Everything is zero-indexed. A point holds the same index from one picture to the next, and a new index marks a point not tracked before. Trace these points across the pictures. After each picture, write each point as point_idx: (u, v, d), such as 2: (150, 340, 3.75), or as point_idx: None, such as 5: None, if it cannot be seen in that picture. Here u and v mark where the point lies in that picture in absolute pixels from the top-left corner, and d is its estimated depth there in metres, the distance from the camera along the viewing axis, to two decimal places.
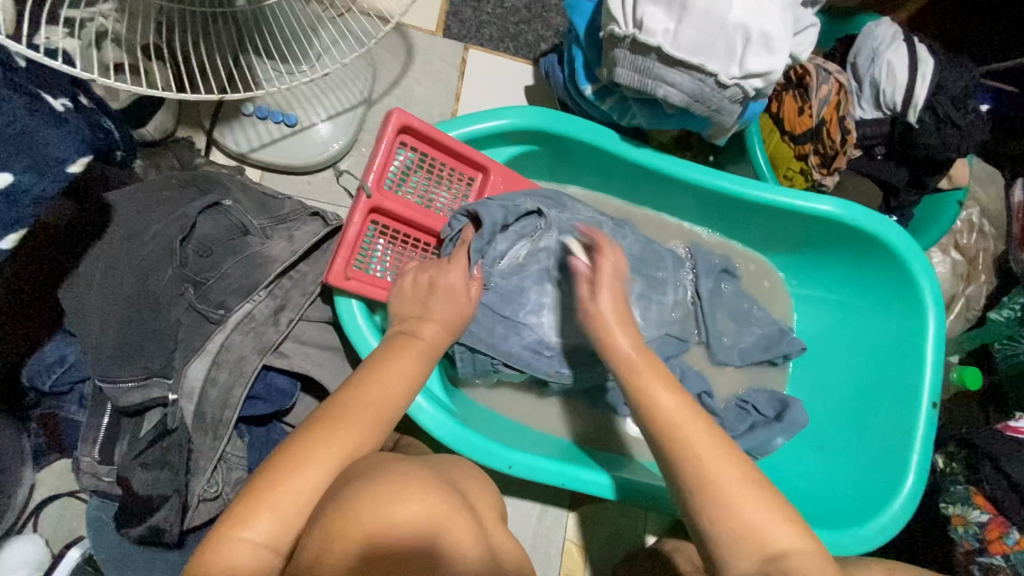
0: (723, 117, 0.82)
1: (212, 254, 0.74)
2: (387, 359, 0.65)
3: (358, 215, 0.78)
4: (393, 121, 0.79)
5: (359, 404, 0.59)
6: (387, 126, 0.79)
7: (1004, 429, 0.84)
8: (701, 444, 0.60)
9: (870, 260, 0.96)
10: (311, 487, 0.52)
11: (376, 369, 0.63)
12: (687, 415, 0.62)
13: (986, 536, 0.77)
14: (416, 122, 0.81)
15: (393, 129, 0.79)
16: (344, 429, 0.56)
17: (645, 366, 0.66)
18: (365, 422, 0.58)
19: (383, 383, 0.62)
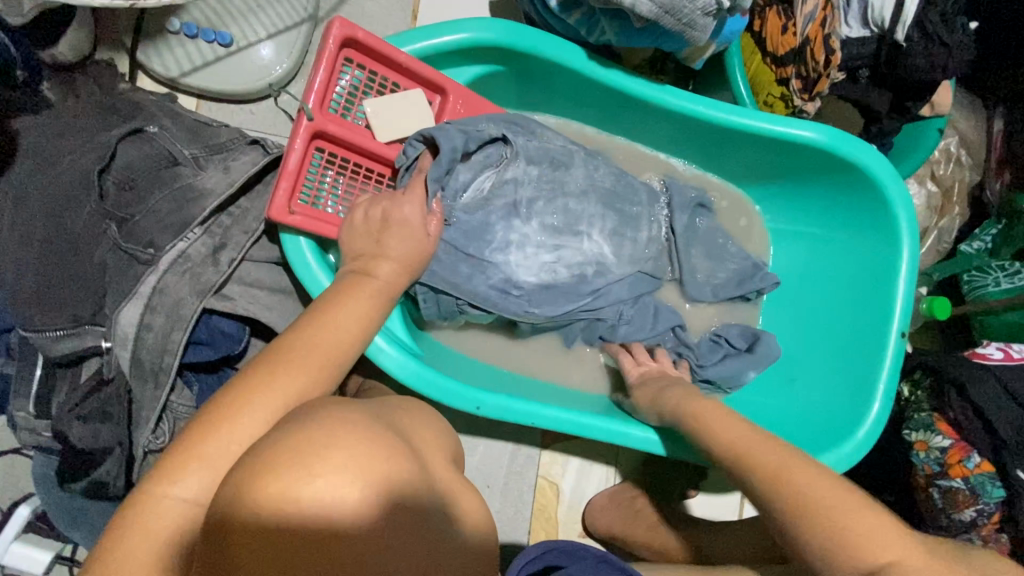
0: (695, 34, 0.75)
1: (135, 186, 0.67)
2: (337, 299, 0.60)
3: (300, 141, 0.71)
4: (335, 32, 0.72)
5: (306, 347, 0.55)
6: (327, 37, 0.72)
7: (971, 356, 0.85)
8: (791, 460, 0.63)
9: (846, 190, 0.93)
10: (242, 437, 0.49)
11: (323, 310, 0.59)
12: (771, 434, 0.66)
13: (946, 460, 0.79)
14: (361, 34, 0.73)
15: (333, 42, 0.72)
16: (287, 373, 0.53)
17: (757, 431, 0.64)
18: (311, 364, 0.54)
19: (333, 325, 0.58)
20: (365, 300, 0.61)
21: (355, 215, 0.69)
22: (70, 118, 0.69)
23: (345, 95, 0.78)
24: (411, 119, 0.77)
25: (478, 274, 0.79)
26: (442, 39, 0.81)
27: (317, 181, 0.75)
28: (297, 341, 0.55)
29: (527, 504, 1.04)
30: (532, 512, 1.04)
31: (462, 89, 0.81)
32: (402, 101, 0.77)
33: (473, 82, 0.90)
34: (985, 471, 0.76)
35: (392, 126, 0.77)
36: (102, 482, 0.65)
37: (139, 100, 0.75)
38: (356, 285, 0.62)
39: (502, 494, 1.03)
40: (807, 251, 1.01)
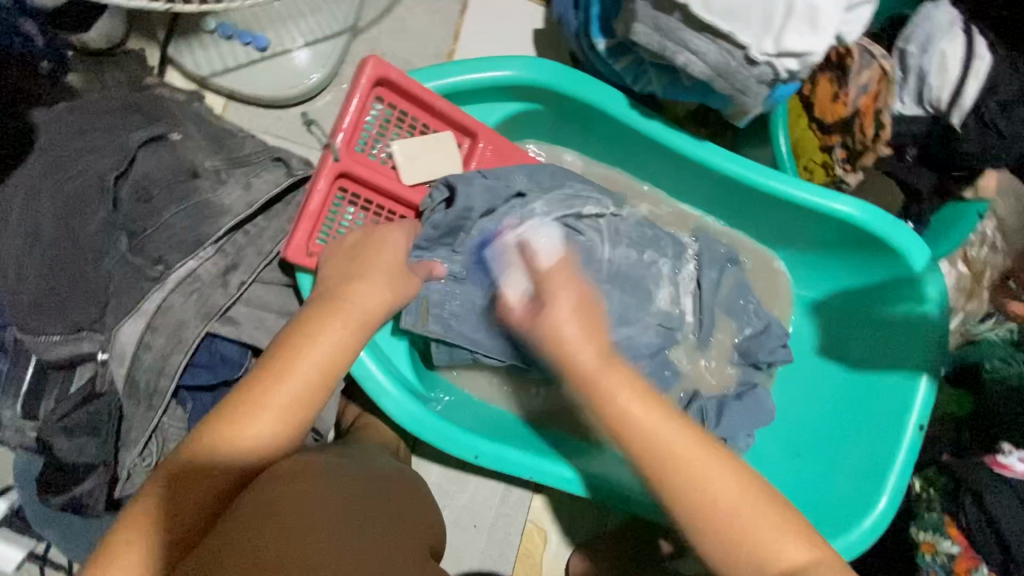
0: (746, 99, 0.72)
1: (149, 198, 0.65)
2: (315, 333, 0.59)
3: (323, 181, 0.70)
4: (368, 72, 0.71)
5: (277, 394, 0.56)
6: (361, 76, 0.71)
7: (991, 465, 0.80)
8: (674, 447, 0.57)
9: (878, 267, 0.90)
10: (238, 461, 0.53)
11: (298, 346, 0.58)
12: (692, 448, 0.58)
13: (953, 567, 0.77)
14: (396, 76, 0.73)
15: (367, 80, 0.71)
16: (253, 424, 0.54)
17: (685, 438, 0.58)
18: (282, 411, 0.55)
19: (306, 363, 0.57)
20: (343, 334, 0.60)
21: (358, 245, 0.68)
22: (93, 115, 0.66)
23: (373, 131, 0.76)
24: (439, 165, 0.77)
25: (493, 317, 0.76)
26: (480, 75, 0.79)
27: (337, 218, 0.74)
28: (273, 384, 0.55)
29: (512, 547, 1.01)
30: (516, 557, 1.01)
31: (493, 134, 0.80)
32: (432, 143, 0.77)
33: (509, 118, 0.88)
34: None
35: (420, 169, 0.77)
36: (82, 501, 0.63)
37: (166, 101, 0.72)
38: (337, 313, 0.61)
39: (488, 535, 1.00)
40: (831, 324, 0.97)
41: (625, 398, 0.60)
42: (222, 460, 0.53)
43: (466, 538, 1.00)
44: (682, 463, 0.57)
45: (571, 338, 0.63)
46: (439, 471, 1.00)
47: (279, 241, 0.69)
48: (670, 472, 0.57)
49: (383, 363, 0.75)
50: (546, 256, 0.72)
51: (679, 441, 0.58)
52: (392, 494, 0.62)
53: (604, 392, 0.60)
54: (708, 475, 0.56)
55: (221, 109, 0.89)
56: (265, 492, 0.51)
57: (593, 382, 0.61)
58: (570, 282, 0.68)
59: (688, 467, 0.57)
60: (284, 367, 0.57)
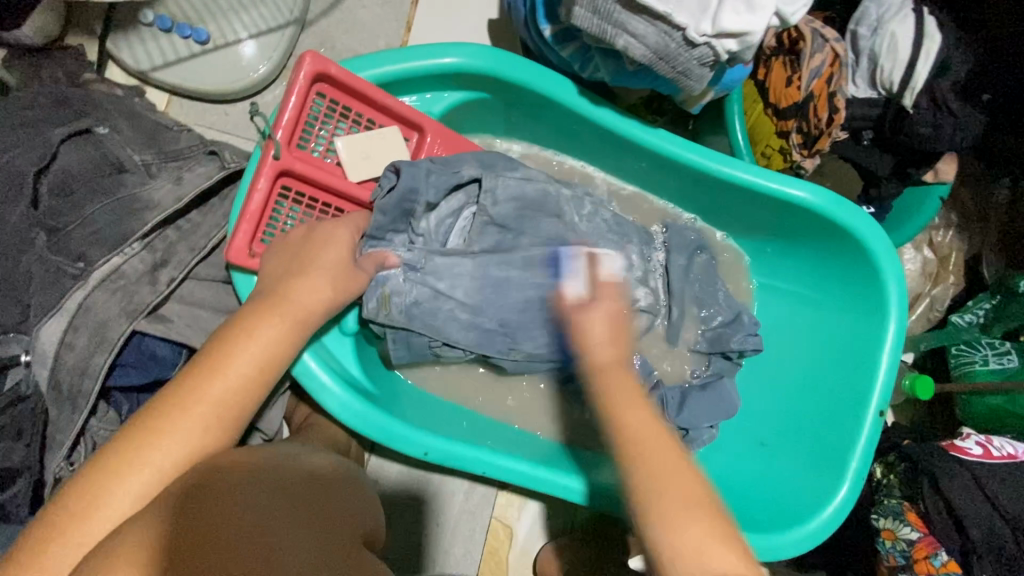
0: (691, 82, 0.71)
1: (71, 194, 0.63)
2: (247, 331, 0.58)
3: (263, 180, 0.67)
4: (305, 67, 0.69)
5: (217, 387, 0.55)
6: (297, 72, 0.69)
7: (949, 449, 0.79)
8: (659, 465, 0.57)
9: (835, 253, 0.90)
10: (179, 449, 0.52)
11: (229, 347, 0.57)
12: (653, 430, 0.59)
13: (912, 554, 0.76)
14: (333, 71, 0.70)
15: (305, 77, 0.69)
16: (191, 414, 0.53)
17: (663, 448, 0.58)
18: (214, 408, 0.54)
19: (239, 362, 0.56)
20: (277, 335, 0.59)
21: (297, 241, 0.66)
22: (13, 109, 0.64)
23: (314, 128, 0.74)
24: (383, 159, 0.75)
25: (442, 310, 0.75)
26: (423, 64, 0.78)
27: (280, 222, 0.71)
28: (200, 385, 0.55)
29: (477, 545, 0.99)
30: (481, 555, 0.99)
31: (440, 126, 0.78)
32: (380, 137, 0.74)
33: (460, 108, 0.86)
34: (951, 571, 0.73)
35: (365, 165, 0.74)
36: (5, 507, 0.60)
37: (96, 95, 0.70)
38: (279, 310, 0.60)
39: (452, 533, 0.99)
40: (791, 310, 0.96)
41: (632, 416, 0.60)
42: (163, 448, 0.52)
43: (431, 537, 0.98)
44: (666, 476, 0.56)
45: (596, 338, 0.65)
46: (401, 471, 0.98)
47: (214, 237, 0.67)
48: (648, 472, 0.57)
49: (325, 361, 0.74)
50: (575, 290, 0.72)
51: (646, 426, 0.59)
52: (338, 482, 0.61)
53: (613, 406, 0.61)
54: (671, 482, 0.56)
55: (164, 104, 0.87)
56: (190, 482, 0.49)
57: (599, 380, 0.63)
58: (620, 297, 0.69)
59: (675, 477, 0.56)
60: (209, 372, 0.55)
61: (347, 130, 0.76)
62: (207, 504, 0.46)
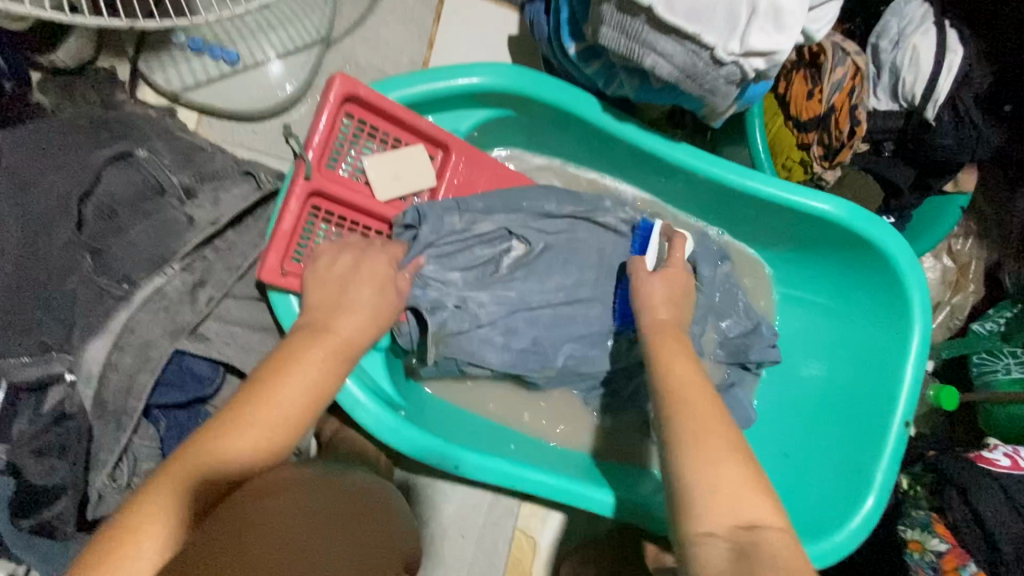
0: (716, 99, 0.72)
1: (115, 215, 0.64)
2: (287, 362, 0.57)
3: (295, 201, 0.69)
4: (335, 89, 0.70)
5: (282, 397, 0.56)
6: (328, 94, 0.70)
7: (977, 460, 0.79)
8: (702, 409, 0.60)
9: (858, 264, 0.90)
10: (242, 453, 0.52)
11: (269, 380, 0.56)
12: (695, 379, 0.63)
13: (941, 565, 0.75)
14: (362, 92, 0.72)
15: (337, 98, 0.70)
16: (257, 418, 0.54)
17: (703, 405, 0.61)
18: (280, 418, 0.55)
19: (282, 396, 0.56)
20: (319, 365, 0.58)
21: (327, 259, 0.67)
22: (56, 133, 0.65)
23: (343, 146, 0.75)
24: (413, 178, 0.76)
25: (473, 326, 0.76)
26: (451, 84, 0.79)
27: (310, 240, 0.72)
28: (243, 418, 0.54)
29: (502, 557, 1.00)
30: (505, 566, 1.00)
31: (465, 144, 0.79)
32: (406, 156, 0.76)
33: (483, 125, 0.87)
34: None
35: (391, 185, 0.75)
36: (51, 524, 0.61)
37: (135, 117, 0.72)
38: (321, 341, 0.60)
39: (476, 544, 0.99)
40: (812, 323, 0.97)
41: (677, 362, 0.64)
42: (232, 447, 0.52)
43: (456, 548, 0.99)
44: (703, 421, 0.60)
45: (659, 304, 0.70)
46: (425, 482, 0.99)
47: (250, 256, 0.68)
48: (682, 414, 0.60)
49: (357, 376, 0.75)
50: (534, 241, 0.75)
51: (687, 379, 0.63)
52: (376, 507, 0.59)
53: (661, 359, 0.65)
54: (718, 425, 0.59)
55: (194, 123, 0.89)
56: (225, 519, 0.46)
57: (656, 350, 0.66)
58: (682, 275, 0.72)
59: (710, 420, 0.60)
60: (257, 398, 0.55)
61: (375, 149, 0.77)
62: (247, 517, 0.46)
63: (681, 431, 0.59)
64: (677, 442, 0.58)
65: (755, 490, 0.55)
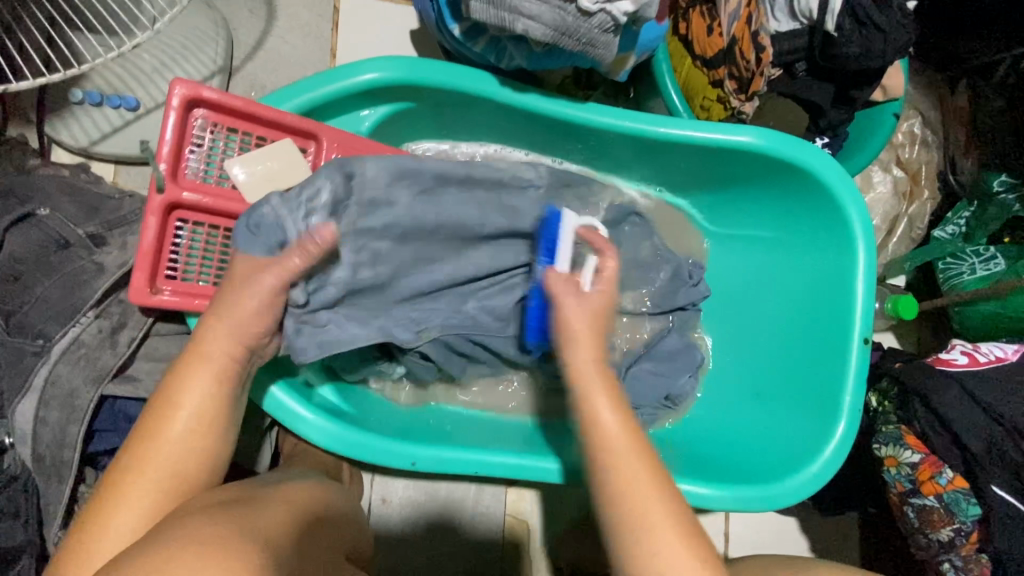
0: (599, 52, 0.71)
1: (20, 277, 0.65)
2: (187, 371, 0.59)
3: (153, 217, 0.68)
4: (177, 97, 0.70)
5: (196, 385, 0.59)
6: (170, 98, 0.69)
7: (936, 364, 0.77)
8: (631, 468, 0.59)
9: (793, 191, 0.88)
10: (180, 440, 0.57)
11: (181, 385, 0.59)
12: (628, 442, 0.60)
13: (918, 477, 0.74)
14: (207, 94, 0.71)
15: (179, 104, 0.70)
16: (181, 408, 0.58)
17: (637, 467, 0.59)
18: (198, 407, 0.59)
19: (184, 404, 0.58)
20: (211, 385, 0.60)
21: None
22: None
23: (205, 157, 0.74)
24: (281, 174, 0.74)
25: (407, 322, 0.76)
26: (339, 87, 0.78)
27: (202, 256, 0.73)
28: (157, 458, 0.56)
29: (497, 546, 1.00)
30: (502, 554, 1.00)
31: (332, 127, 0.77)
32: (271, 152, 0.74)
33: (386, 122, 0.87)
34: (958, 487, 0.72)
35: (262, 185, 0.74)
36: None
37: (37, 178, 0.73)
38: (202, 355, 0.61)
39: (469, 538, 1.00)
40: (762, 259, 0.96)
41: (603, 405, 0.62)
42: (168, 435, 0.57)
43: (447, 547, 0.99)
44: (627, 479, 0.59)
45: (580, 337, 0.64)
46: (405, 486, 0.99)
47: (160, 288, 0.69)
48: (617, 484, 0.59)
49: (293, 391, 0.75)
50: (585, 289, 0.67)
51: (616, 426, 0.61)
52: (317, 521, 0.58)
53: (584, 403, 0.62)
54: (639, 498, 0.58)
55: (111, 176, 0.90)
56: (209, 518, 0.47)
57: (578, 385, 0.63)
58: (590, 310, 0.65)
59: (634, 480, 0.59)
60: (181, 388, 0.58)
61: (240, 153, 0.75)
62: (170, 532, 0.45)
63: (618, 495, 0.58)
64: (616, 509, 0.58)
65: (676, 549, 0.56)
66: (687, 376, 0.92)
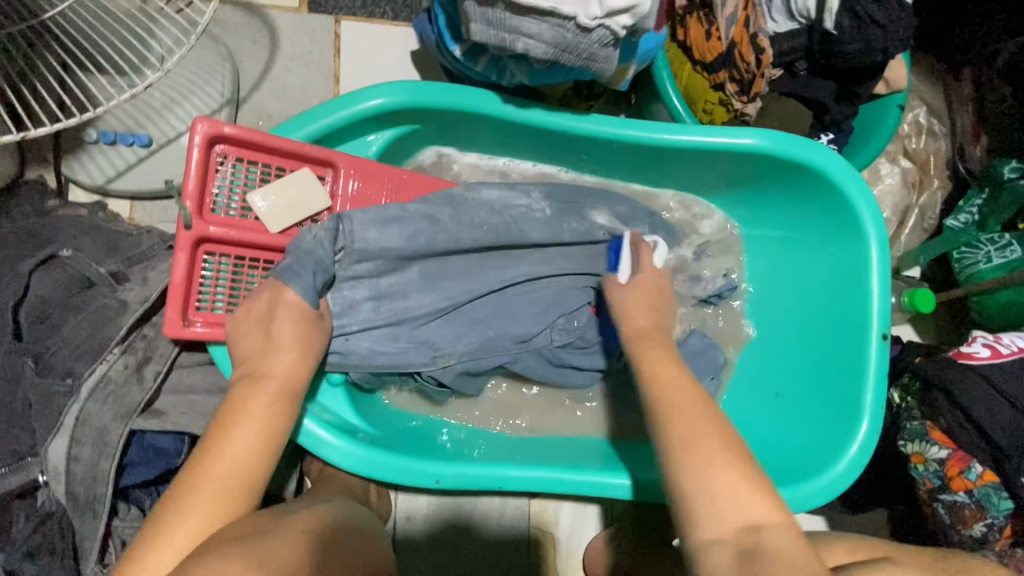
0: (599, 65, 0.72)
1: (47, 317, 0.67)
2: (240, 407, 0.62)
3: (182, 252, 0.70)
4: (199, 131, 0.71)
5: (251, 414, 0.61)
6: (192, 136, 0.71)
7: (957, 358, 0.76)
8: (688, 424, 0.62)
9: (802, 189, 0.88)
10: (230, 468, 0.58)
11: (228, 423, 0.61)
12: (687, 396, 0.65)
13: (946, 473, 0.73)
14: (228, 129, 0.72)
15: (202, 139, 0.72)
16: (234, 439, 0.59)
17: (701, 414, 0.63)
18: (249, 442, 0.60)
19: (235, 440, 0.59)
20: (266, 408, 0.62)
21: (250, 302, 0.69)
22: None
23: (227, 190, 0.76)
24: (303, 203, 0.77)
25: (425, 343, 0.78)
26: (343, 113, 0.79)
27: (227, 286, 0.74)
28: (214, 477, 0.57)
29: (523, 558, 1.01)
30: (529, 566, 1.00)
31: (348, 155, 0.79)
32: (292, 181, 0.76)
33: (391, 144, 0.88)
34: (988, 481, 0.71)
35: (284, 214, 0.76)
36: None
37: (59, 220, 0.74)
38: (258, 390, 0.63)
39: (495, 551, 1.00)
40: (774, 259, 0.95)
41: (667, 368, 0.68)
42: (219, 462, 0.58)
43: (472, 559, 0.99)
44: (692, 423, 0.63)
45: (625, 298, 0.76)
46: (429, 502, 0.99)
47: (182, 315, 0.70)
48: (686, 433, 0.62)
49: (314, 415, 0.76)
50: (654, 257, 0.82)
51: (681, 390, 0.66)
52: (349, 541, 0.58)
53: (646, 365, 0.69)
54: (715, 452, 0.60)
55: (128, 212, 0.92)
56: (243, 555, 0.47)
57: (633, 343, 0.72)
58: (658, 284, 0.77)
59: (705, 439, 0.61)
60: (230, 421, 0.60)
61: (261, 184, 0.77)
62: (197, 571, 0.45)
63: (674, 458, 0.61)
64: (680, 464, 0.60)
65: (760, 503, 0.57)
66: (710, 379, 0.91)
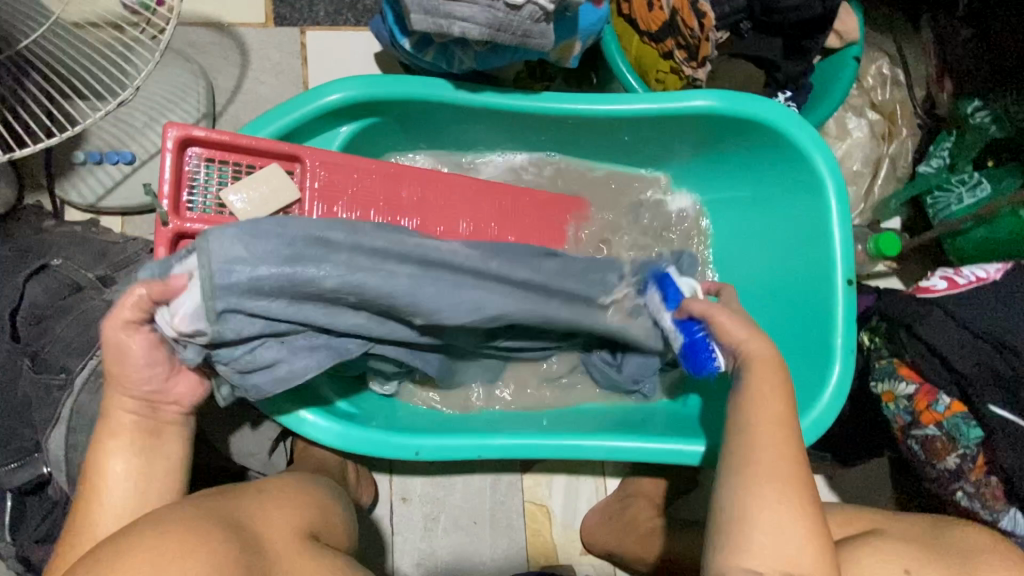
0: (536, 41, 0.75)
1: (41, 319, 0.72)
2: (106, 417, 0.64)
3: (163, 247, 0.75)
4: (170, 137, 0.75)
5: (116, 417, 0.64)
6: (165, 140, 0.75)
7: (916, 293, 0.79)
8: (763, 419, 0.62)
9: (759, 146, 0.90)
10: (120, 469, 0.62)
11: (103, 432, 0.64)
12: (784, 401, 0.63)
13: (915, 407, 0.74)
14: (198, 132, 0.76)
15: (174, 143, 0.76)
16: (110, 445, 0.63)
17: (769, 415, 0.63)
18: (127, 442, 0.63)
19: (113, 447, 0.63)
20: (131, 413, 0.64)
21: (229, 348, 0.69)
22: None
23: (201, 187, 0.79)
24: (273, 196, 0.80)
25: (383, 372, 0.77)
26: (303, 112, 0.84)
27: None
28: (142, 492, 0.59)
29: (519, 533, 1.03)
30: (526, 539, 1.03)
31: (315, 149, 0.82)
32: (262, 177, 0.79)
33: (355, 139, 0.92)
34: (957, 412, 0.72)
35: (257, 208, 0.79)
36: None
37: (51, 234, 0.81)
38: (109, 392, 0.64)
39: (491, 527, 1.02)
40: (742, 218, 0.97)
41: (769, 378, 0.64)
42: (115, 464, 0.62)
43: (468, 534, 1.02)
44: (766, 418, 0.62)
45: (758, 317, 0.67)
46: (423, 482, 1.02)
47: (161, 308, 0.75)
48: (749, 431, 0.62)
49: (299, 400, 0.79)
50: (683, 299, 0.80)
51: (773, 396, 0.63)
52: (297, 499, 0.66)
53: (753, 372, 0.65)
54: (766, 445, 0.61)
55: (120, 226, 0.98)
56: (196, 508, 0.55)
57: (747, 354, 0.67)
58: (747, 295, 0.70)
59: (770, 442, 0.61)
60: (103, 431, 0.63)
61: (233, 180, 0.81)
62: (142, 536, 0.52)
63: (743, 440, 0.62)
64: (742, 431, 0.63)
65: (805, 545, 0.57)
66: None
